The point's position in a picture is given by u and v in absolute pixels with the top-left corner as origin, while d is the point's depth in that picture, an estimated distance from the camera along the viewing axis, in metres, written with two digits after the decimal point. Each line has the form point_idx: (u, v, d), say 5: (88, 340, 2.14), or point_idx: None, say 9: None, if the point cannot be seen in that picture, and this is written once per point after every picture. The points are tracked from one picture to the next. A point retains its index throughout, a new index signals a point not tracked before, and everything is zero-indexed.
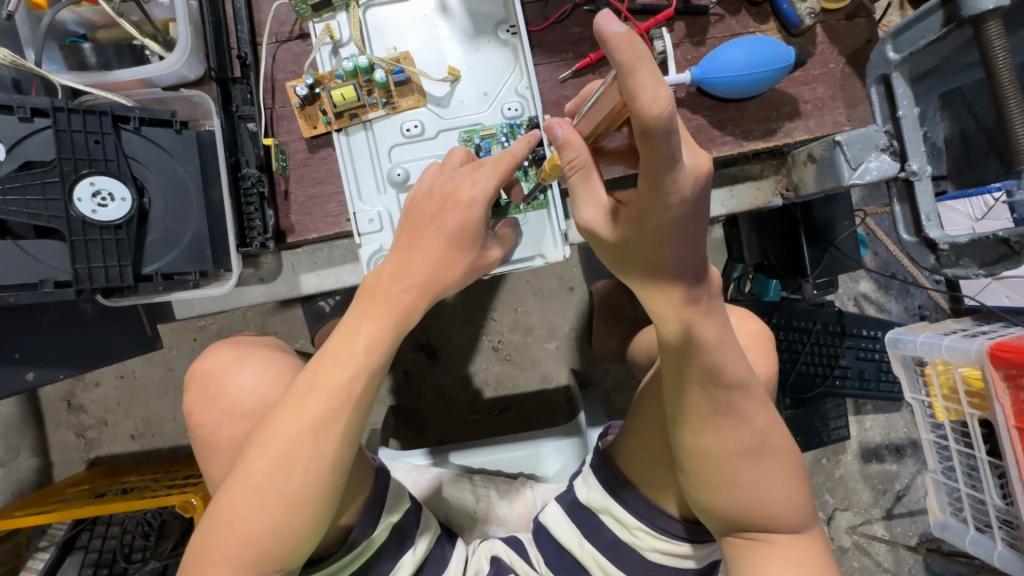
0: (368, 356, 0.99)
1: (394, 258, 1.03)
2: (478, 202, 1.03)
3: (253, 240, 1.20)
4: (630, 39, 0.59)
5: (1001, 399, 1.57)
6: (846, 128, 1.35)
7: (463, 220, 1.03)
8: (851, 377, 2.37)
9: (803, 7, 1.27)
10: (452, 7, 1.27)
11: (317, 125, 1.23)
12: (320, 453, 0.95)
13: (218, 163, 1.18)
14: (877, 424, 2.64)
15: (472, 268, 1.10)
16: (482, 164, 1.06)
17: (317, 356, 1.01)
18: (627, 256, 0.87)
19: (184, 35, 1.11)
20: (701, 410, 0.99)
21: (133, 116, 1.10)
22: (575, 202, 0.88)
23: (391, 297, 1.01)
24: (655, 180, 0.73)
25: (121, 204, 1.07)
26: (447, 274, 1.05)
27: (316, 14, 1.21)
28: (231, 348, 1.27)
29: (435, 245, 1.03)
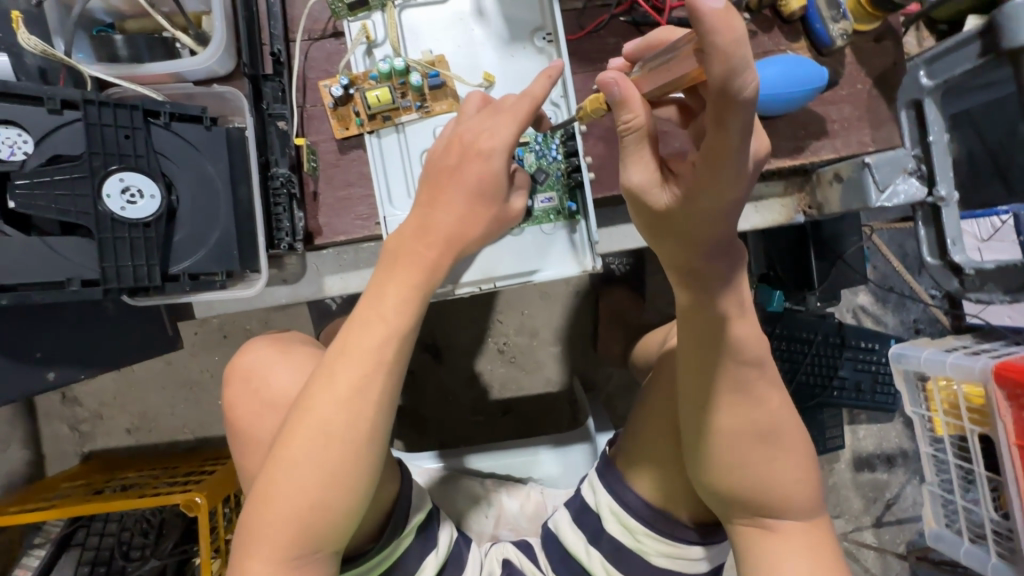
0: (397, 315, 1.03)
1: (416, 217, 1.07)
2: (497, 154, 1.05)
3: (280, 242, 1.19)
4: (724, 18, 0.63)
5: (1003, 416, 1.62)
6: (871, 148, 1.37)
7: (484, 173, 1.05)
8: (848, 390, 2.43)
9: (836, 27, 1.29)
10: (489, 11, 1.25)
11: (349, 126, 1.21)
12: (357, 422, 1.00)
13: (248, 162, 1.16)
14: (870, 434, 2.70)
15: (495, 221, 1.11)
16: (496, 113, 1.06)
17: (346, 326, 1.05)
18: (666, 224, 0.90)
19: (218, 31, 1.09)
20: (707, 379, 1.03)
21: (164, 110, 1.07)
22: (624, 164, 0.86)
23: (418, 256, 1.05)
24: (715, 157, 0.75)
25: (150, 201, 1.04)
26: (471, 226, 1.07)
27: (351, 13, 1.19)
28: (269, 343, 1.27)
29: (457, 200, 1.06)
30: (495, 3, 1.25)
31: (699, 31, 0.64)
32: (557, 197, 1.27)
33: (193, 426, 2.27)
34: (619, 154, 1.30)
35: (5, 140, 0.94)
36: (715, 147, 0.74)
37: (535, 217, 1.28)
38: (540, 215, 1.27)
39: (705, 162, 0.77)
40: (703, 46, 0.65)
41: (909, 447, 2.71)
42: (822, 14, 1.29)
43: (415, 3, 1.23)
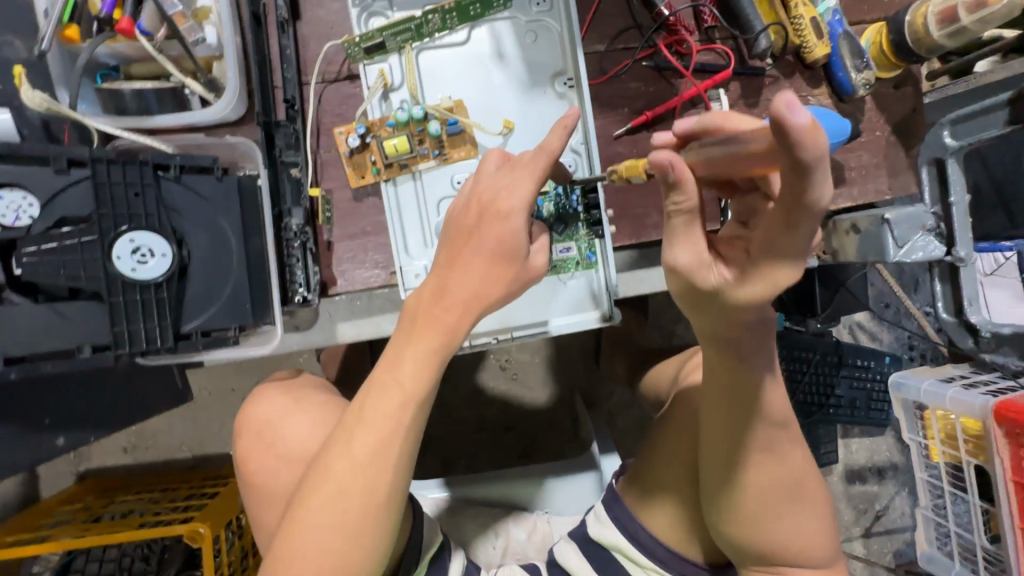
0: (415, 384, 0.97)
1: (436, 277, 1.01)
2: (515, 215, 0.97)
3: (296, 293, 1.17)
4: (812, 130, 0.54)
5: (1001, 453, 1.65)
6: (887, 196, 1.37)
7: (503, 235, 0.98)
8: (842, 406, 2.45)
9: (859, 76, 1.27)
10: (509, 54, 1.22)
11: (365, 174, 1.18)
12: (377, 488, 0.95)
13: (261, 214, 1.14)
14: (862, 447, 2.76)
15: (518, 282, 1.03)
16: (513, 170, 0.99)
17: (363, 387, 0.99)
18: (710, 307, 0.83)
19: (232, 80, 1.05)
20: (735, 439, 1.01)
21: (174, 164, 1.03)
22: (670, 245, 0.79)
23: (437, 322, 0.98)
24: (771, 254, 0.69)
25: (161, 260, 1.00)
26: (492, 289, 1.00)
27: (368, 57, 1.15)
28: (283, 396, 1.25)
29: (476, 262, 0.99)
30: (515, 46, 1.22)
31: (780, 139, 0.56)
32: (576, 247, 1.24)
33: (192, 444, 2.24)
34: (638, 202, 1.29)
35: (10, 205, 0.91)
36: (768, 250, 0.69)
37: (557, 266, 1.24)
38: (559, 264, 1.24)
39: (762, 252, 0.70)
40: (781, 152, 0.57)
41: (899, 461, 2.78)
42: (846, 62, 1.28)
43: (433, 45, 1.19)
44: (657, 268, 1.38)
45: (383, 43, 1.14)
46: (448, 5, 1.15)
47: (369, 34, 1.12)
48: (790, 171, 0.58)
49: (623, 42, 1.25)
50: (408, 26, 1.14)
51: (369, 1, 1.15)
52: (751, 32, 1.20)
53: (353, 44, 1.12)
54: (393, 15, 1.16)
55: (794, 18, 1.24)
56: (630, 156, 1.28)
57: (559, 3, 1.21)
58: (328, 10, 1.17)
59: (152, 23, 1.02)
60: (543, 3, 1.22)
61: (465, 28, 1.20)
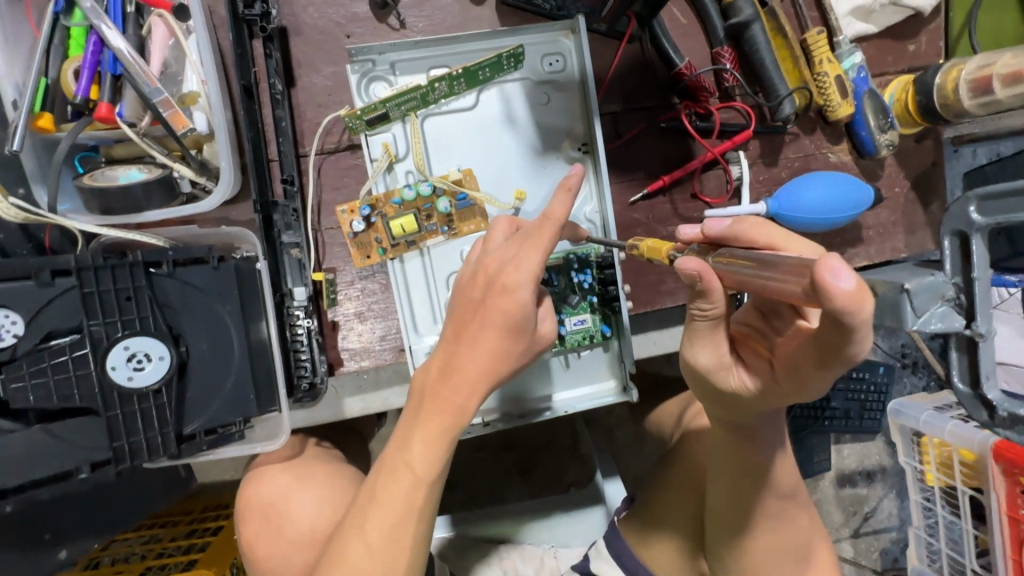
0: (426, 470, 0.90)
1: (440, 354, 0.91)
2: (525, 287, 0.86)
3: (302, 380, 1.12)
4: (857, 295, 0.58)
5: (998, 487, 1.68)
6: (904, 254, 1.34)
7: (514, 308, 0.86)
8: (836, 415, 2.24)
9: (883, 137, 1.23)
10: (520, 118, 1.15)
11: (370, 254, 1.11)
12: (393, 569, 0.88)
13: (263, 300, 1.06)
14: (853, 451, 2.39)
15: (526, 355, 0.92)
16: (520, 238, 0.88)
17: (376, 468, 0.93)
18: (729, 402, 0.90)
19: (225, 170, 0.96)
20: (743, 508, 1.02)
21: (168, 258, 0.96)
22: (692, 346, 0.87)
23: (445, 404, 0.89)
24: (799, 371, 0.76)
25: (159, 364, 0.94)
26: (501, 365, 0.90)
27: (370, 128, 1.08)
28: (286, 470, 1.15)
29: (485, 338, 0.88)
30: (527, 109, 1.15)
31: (823, 304, 0.60)
32: (591, 319, 1.19)
33: None
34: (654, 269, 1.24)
35: None
36: (795, 369, 0.76)
37: (571, 340, 1.19)
38: (572, 337, 1.18)
39: (786, 372, 0.78)
40: (826, 311, 0.60)
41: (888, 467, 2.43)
42: (869, 121, 1.23)
43: (439, 110, 1.11)
44: (669, 329, 1.35)
45: (385, 114, 1.07)
46: (455, 72, 1.07)
47: (371, 106, 1.04)
48: (835, 328, 0.63)
49: (640, 102, 1.19)
50: (413, 94, 1.06)
51: (370, 66, 1.07)
52: (776, 96, 1.14)
53: (355, 117, 1.04)
54: (397, 81, 1.09)
55: (818, 75, 1.19)
56: (645, 222, 1.23)
57: (573, 63, 1.13)
58: (325, 75, 1.08)
59: (135, 111, 0.94)
60: (557, 63, 1.14)
61: (473, 92, 1.12)
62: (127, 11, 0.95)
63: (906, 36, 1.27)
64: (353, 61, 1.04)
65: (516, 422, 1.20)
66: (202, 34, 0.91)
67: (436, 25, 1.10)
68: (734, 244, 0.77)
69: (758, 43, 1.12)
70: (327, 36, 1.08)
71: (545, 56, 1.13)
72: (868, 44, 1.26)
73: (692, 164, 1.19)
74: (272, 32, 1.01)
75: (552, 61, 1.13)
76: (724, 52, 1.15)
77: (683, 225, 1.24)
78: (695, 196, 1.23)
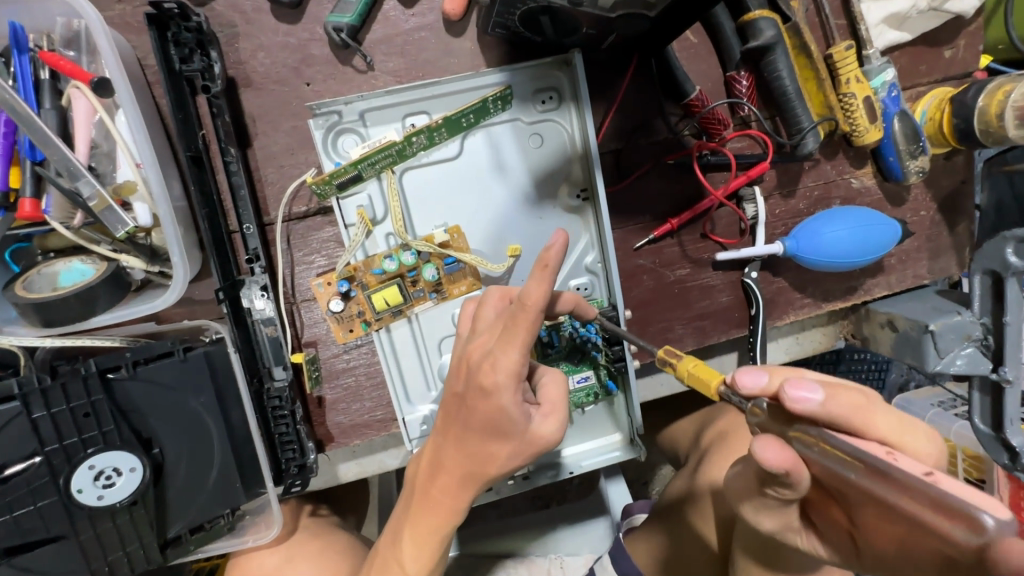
0: (418, 568, 0.84)
1: (431, 450, 0.82)
2: (506, 389, 0.70)
3: (290, 463, 1.03)
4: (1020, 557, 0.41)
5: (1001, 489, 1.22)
6: (926, 280, 1.25)
7: (493, 411, 0.72)
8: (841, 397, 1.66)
9: (913, 163, 1.10)
10: (510, 165, 1.02)
11: (354, 328, 1.01)
12: None
13: (238, 387, 0.97)
14: None
15: (517, 454, 0.77)
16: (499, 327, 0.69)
17: (374, 552, 0.90)
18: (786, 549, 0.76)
19: (176, 266, 0.84)
20: None
21: (126, 362, 0.88)
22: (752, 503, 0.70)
23: (434, 503, 0.81)
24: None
25: (130, 476, 0.87)
26: (486, 466, 0.77)
27: (341, 191, 0.95)
28: (274, 549, 1.05)
29: (469, 436, 0.76)
30: (517, 154, 1.02)
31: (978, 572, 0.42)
32: (595, 375, 1.12)
33: None
34: (661, 316, 1.15)
35: None
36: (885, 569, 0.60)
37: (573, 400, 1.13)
38: (577, 395, 1.12)
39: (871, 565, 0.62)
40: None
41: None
42: (898, 146, 1.10)
43: (419, 162, 0.99)
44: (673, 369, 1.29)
45: (358, 175, 0.95)
46: (435, 123, 0.94)
47: (341, 169, 0.92)
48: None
49: (645, 136, 1.06)
50: (387, 151, 0.93)
51: (336, 119, 0.93)
52: (799, 130, 1.02)
53: (324, 183, 0.92)
54: (369, 134, 0.95)
55: (845, 96, 1.05)
56: (652, 268, 1.13)
57: (569, 99, 0.99)
58: (287, 131, 0.94)
59: (64, 209, 0.82)
60: (550, 99, 0.99)
61: (456, 139, 0.99)
62: (39, 78, 0.79)
63: (942, 42, 1.13)
64: (317, 117, 0.91)
65: (520, 485, 1.14)
66: (133, 114, 0.78)
67: (411, 66, 0.95)
68: (829, 428, 0.57)
69: (778, 68, 0.98)
70: (285, 86, 0.93)
71: (537, 93, 0.99)
72: (899, 54, 1.12)
73: (704, 205, 1.07)
74: (217, 89, 0.85)
75: (545, 98, 0.99)
76: (741, 77, 1.01)
77: (692, 268, 1.14)
78: (705, 235, 1.13)
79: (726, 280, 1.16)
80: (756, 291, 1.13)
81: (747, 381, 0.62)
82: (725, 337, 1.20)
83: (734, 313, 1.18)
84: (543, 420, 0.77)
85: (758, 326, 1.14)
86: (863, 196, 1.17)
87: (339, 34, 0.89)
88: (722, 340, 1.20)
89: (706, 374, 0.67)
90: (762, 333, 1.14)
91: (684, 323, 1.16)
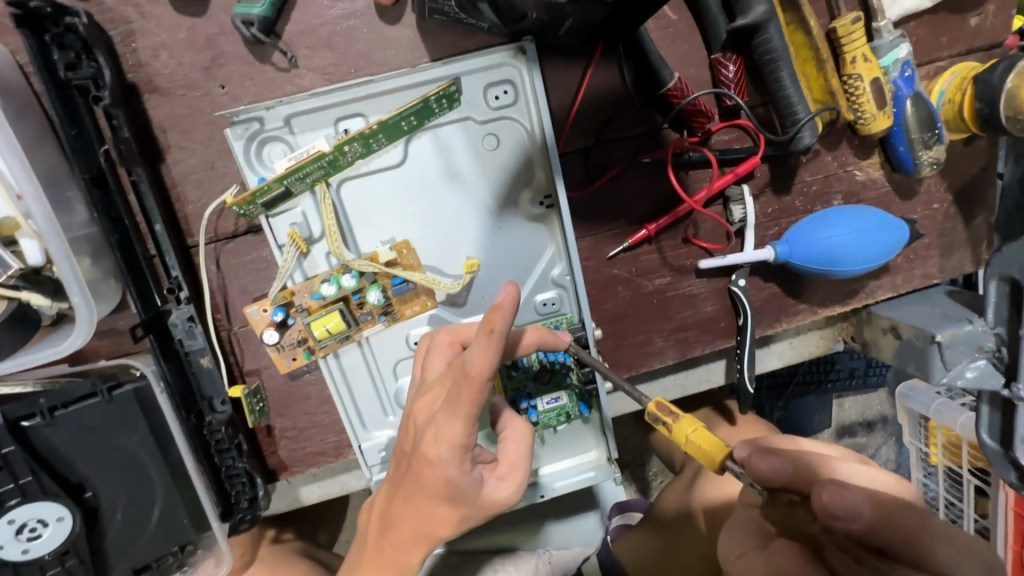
0: None
1: (381, 509, 0.78)
2: (450, 463, 0.65)
3: (241, 497, 0.96)
4: None
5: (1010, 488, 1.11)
6: (936, 279, 1.13)
7: (437, 483, 0.67)
8: (840, 375, 1.51)
9: (926, 154, 0.97)
10: (463, 170, 0.90)
11: (297, 356, 0.93)
12: None
13: (171, 423, 0.89)
14: (854, 404, 1.60)
15: (469, 519, 0.73)
16: (446, 398, 0.63)
17: None
18: None
19: (77, 306, 0.75)
20: None
21: (39, 407, 0.82)
22: None
23: (385, 562, 0.78)
24: None
25: (58, 526, 0.83)
26: (436, 530, 0.74)
27: (269, 209, 0.85)
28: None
29: (418, 502, 0.72)
30: (470, 159, 0.90)
31: None
32: (567, 395, 1.03)
33: None
34: (638, 329, 1.05)
35: None
36: None
37: (543, 421, 1.04)
38: (546, 416, 1.03)
39: None
40: None
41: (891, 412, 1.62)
42: (910, 134, 0.97)
43: (357, 172, 0.87)
44: (655, 379, 1.17)
45: (286, 191, 0.84)
46: (370, 128, 0.82)
47: (264, 187, 0.82)
48: None
49: (617, 131, 0.93)
50: (317, 162, 0.82)
51: (258, 127, 0.81)
52: (794, 123, 0.88)
53: (246, 203, 0.82)
54: (297, 143, 0.83)
55: (849, 78, 0.91)
56: (627, 277, 1.02)
57: (526, 93, 0.86)
58: (203, 143, 0.83)
59: None
60: (505, 94, 0.87)
61: (398, 144, 0.87)
62: None
63: (967, 7, 0.97)
64: (234, 127, 0.80)
65: None
66: (5, 136, 0.68)
67: (341, 62, 0.83)
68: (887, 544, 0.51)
69: (772, 50, 0.84)
70: (196, 90, 0.81)
71: (489, 88, 0.86)
72: (915, 23, 0.96)
73: (685, 208, 0.95)
74: (106, 102, 0.74)
75: (499, 92, 0.87)
76: (727, 61, 0.88)
77: (673, 277, 1.03)
78: (688, 239, 1.01)
79: (712, 288, 1.05)
80: (744, 300, 1.02)
81: (764, 465, 0.58)
82: (710, 347, 1.10)
83: (721, 322, 1.07)
84: (498, 483, 0.72)
85: (745, 338, 1.03)
86: (869, 189, 1.04)
87: (249, 29, 0.77)
88: (708, 351, 1.10)
89: (708, 440, 0.63)
90: (750, 345, 1.03)
91: (665, 335, 1.06)
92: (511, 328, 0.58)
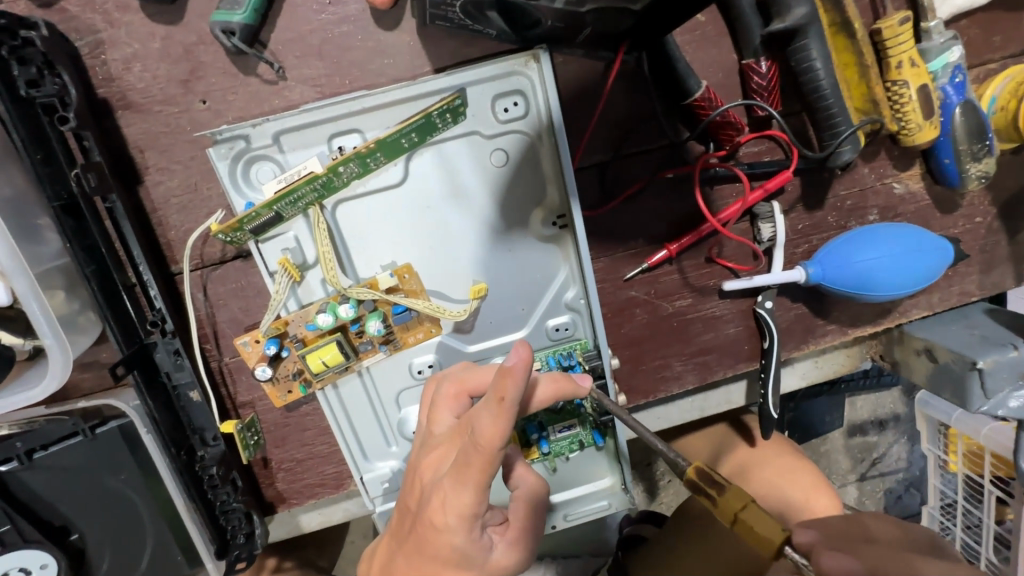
0: None
1: (383, 567, 0.74)
2: (457, 529, 0.62)
3: (237, 534, 0.90)
4: None
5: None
6: (975, 296, 1.06)
7: (444, 549, 0.64)
8: (858, 376, 1.37)
9: (974, 167, 0.88)
10: (469, 190, 0.83)
11: (292, 389, 0.87)
12: None
13: (159, 462, 0.84)
14: (870, 404, 1.41)
15: None
16: (456, 463, 0.61)
17: None
18: None
19: (51, 348, 0.69)
20: None
21: (17, 450, 0.77)
22: None
23: None
24: None
25: (42, 574, 0.79)
26: None
27: (259, 235, 0.78)
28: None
29: (422, 566, 0.68)
30: (476, 178, 0.83)
31: None
32: (580, 424, 0.98)
33: None
34: (655, 353, 0.99)
35: None
36: None
37: (555, 449, 0.99)
38: (560, 444, 0.98)
39: None
40: None
41: (905, 412, 1.41)
42: (957, 145, 0.88)
43: (354, 193, 0.80)
44: (672, 401, 1.11)
45: (277, 216, 0.77)
46: (366, 147, 0.75)
47: (252, 213, 0.75)
48: None
49: (638, 144, 0.86)
50: (309, 185, 0.75)
51: (245, 146, 0.74)
52: (834, 136, 0.80)
53: (232, 230, 0.75)
54: (288, 162, 0.76)
55: (893, 85, 0.82)
56: (645, 300, 0.95)
57: (538, 105, 0.78)
58: (186, 164, 0.77)
59: None
60: (515, 107, 0.79)
61: (398, 162, 0.80)
62: None
63: None
64: (218, 147, 0.72)
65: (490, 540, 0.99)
66: None
67: (334, 72, 0.76)
68: None
69: (811, 57, 0.76)
70: (173, 106, 0.75)
71: (497, 100, 0.79)
72: (966, 23, 0.88)
73: (709, 227, 0.88)
74: (73, 124, 0.68)
75: (508, 105, 0.79)
76: (760, 67, 0.80)
77: (693, 298, 0.96)
78: (710, 259, 0.94)
79: (735, 309, 0.98)
80: (770, 323, 0.95)
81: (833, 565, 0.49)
82: (732, 371, 1.03)
83: (743, 345, 1.01)
84: (508, 547, 0.69)
85: (770, 363, 0.96)
86: (907, 203, 0.96)
87: (231, 38, 0.71)
88: (729, 374, 1.03)
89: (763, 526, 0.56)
90: (776, 370, 0.96)
91: (684, 359, 1.00)
92: (523, 396, 0.55)
